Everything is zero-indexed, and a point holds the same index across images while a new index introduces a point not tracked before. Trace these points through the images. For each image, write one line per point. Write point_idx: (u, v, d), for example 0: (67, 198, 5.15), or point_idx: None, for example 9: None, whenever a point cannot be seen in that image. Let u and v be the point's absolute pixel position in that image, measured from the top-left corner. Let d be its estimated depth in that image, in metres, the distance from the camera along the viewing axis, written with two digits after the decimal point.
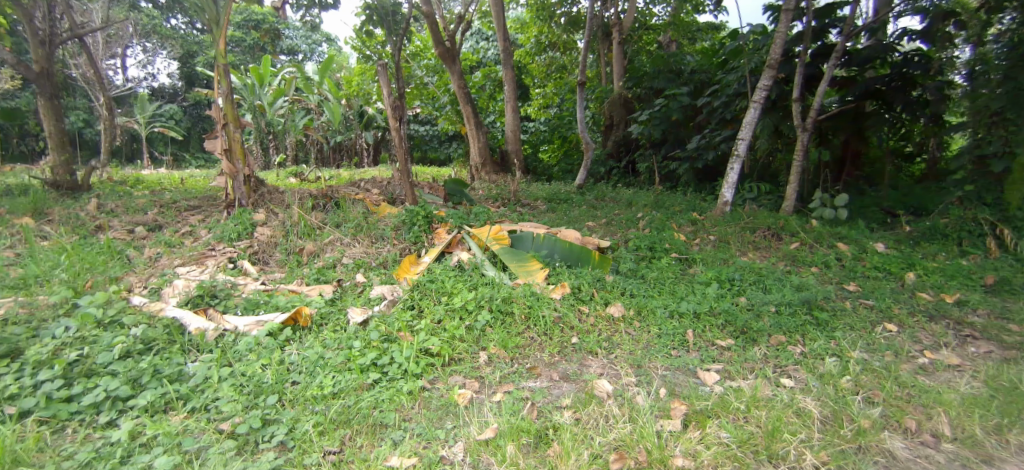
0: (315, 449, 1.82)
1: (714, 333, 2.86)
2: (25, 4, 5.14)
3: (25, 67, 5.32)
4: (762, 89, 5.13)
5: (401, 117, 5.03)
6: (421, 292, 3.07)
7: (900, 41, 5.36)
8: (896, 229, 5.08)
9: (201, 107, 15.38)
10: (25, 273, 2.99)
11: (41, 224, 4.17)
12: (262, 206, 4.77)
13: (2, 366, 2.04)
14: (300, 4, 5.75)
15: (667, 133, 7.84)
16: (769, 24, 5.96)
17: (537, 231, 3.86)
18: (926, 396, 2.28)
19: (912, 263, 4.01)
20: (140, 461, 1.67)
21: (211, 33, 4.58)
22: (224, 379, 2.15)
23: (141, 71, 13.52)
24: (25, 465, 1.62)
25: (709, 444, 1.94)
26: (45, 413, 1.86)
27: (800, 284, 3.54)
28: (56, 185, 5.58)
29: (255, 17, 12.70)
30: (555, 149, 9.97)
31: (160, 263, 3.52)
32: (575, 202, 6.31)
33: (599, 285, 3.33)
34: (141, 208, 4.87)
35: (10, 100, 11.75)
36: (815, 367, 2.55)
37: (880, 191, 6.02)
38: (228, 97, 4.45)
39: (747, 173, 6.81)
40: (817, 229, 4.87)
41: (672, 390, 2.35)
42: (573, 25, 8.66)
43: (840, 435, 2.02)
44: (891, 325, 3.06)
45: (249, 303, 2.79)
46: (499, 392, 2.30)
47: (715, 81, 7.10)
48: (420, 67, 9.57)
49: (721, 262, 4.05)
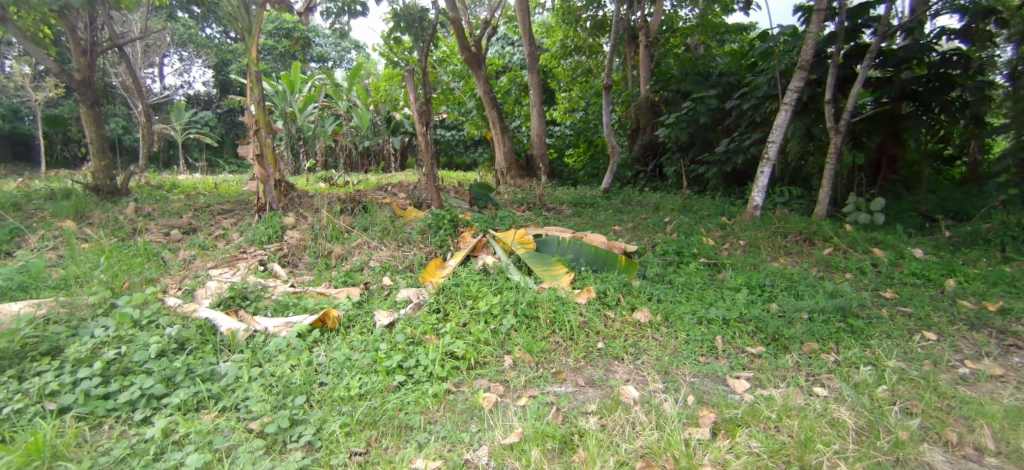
0: (341, 449, 1.83)
1: (744, 340, 2.78)
2: (70, 15, 5.39)
3: (69, 76, 5.56)
4: (793, 91, 4.98)
5: (428, 122, 5.04)
6: (447, 295, 3.08)
7: (938, 41, 5.11)
8: (935, 234, 4.86)
9: (234, 113, 15.88)
10: (66, 274, 3.10)
11: (82, 227, 4.34)
12: (292, 209, 4.87)
13: (44, 363, 2.12)
14: (330, 11, 5.86)
15: (694, 136, 7.70)
16: (800, 24, 5.79)
17: (562, 235, 3.83)
18: (970, 408, 2.16)
19: (952, 269, 3.82)
20: (172, 458, 1.70)
21: (244, 41, 4.70)
22: (255, 379, 2.19)
23: (178, 79, 14.02)
24: (64, 459, 1.67)
25: (739, 453, 1.87)
26: (83, 410, 1.91)
27: (835, 290, 3.42)
28: (97, 189, 5.81)
29: (286, 26, 13.00)
30: (580, 153, 9.93)
31: (194, 265, 3.62)
32: (601, 206, 6.24)
33: (625, 290, 3.26)
34: (177, 212, 5.03)
35: (55, 107, 12.31)
36: (850, 376, 2.44)
37: (919, 194, 5.76)
38: (260, 103, 4.55)
39: (778, 176, 6.64)
40: (851, 233, 4.70)
41: (700, 397, 2.28)
42: (599, 29, 8.64)
43: (877, 446, 1.92)
44: (930, 333, 2.92)
45: (278, 305, 2.85)
46: (524, 396, 2.27)
47: (744, 83, 6.93)
48: (446, 73, 9.64)
49: (751, 267, 3.95)
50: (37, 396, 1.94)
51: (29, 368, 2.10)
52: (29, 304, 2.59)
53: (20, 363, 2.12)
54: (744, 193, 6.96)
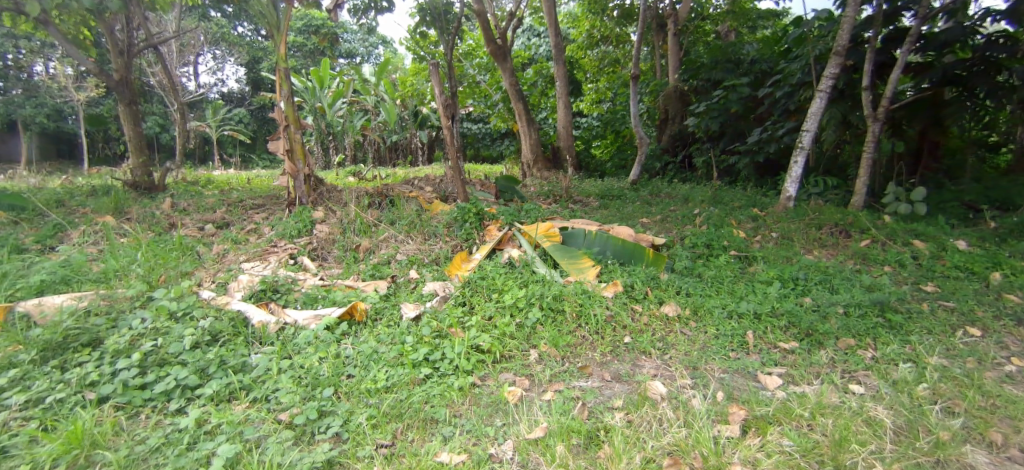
0: (368, 441, 1.85)
1: (776, 335, 2.68)
2: (107, 18, 5.56)
3: (107, 76, 5.77)
4: (828, 78, 4.77)
5: (453, 115, 5.03)
6: (472, 288, 3.08)
7: (982, 23, 4.77)
8: (981, 225, 4.60)
9: (265, 110, 16.26)
10: (105, 267, 3.22)
11: (120, 222, 4.50)
12: (321, 204, 4.96)
13: (85, 355, 2.21)
14: (357, 8, 5.90)
15: (725, 125, 7.46)
16: (836, 8, 5.53)
17: (589, 228, 3.77)
18: (1016, 408, 2.04)
19: (998, 262, 3.61)
20: (205, 448, 1.74)
21: (272, 38, 4.76)
22: (285, 370, 2.23)
23: (211, 78, 14.44)
24: (102, 448, 1.74)
25: (770, 452, 1.80)
26: (121, 399, 1.99)
27: (872, 284, 3.26)
28: (136, 185, 6.02)
29: (315, 23, 13.16)
30: (607, 144, 9.81)
31: (227, 259, 3.72)
32: (629, 198, 6.14)
33: (653, 283, 3.19)
34: (211, 207, 5.18)
35: (95, 106, 12.81)
36: (888, 373, 2.33)
37: (964, 182, 5.46)
38: (290, 99, 4.62)
39: (813, 166, 6.40)
40: (890, 225, 4.49)
41: (730, 394, 2.21)
42: (627, 17, 8.36)
43: (915, 447, 1.82)
44: (974, 329, 2.76)
45: (308, 298, 2.90)
46: (550, 390, 2.25)
47: (777, 70, 6.69)
48: (472, 66, 9.61)
49: (784, 260, 3.81)
50: (77, 386, 2.02)
51: (71, 359, 2.19)
52: (71, 297, 2.70)
53: (63, 354, 2.23)
54: (777, 184, 6.74)
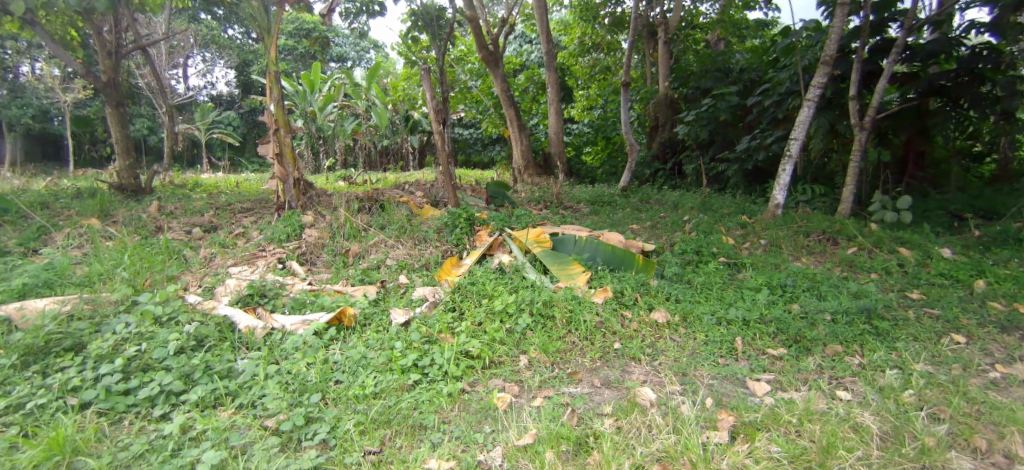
0: (355, 448, 1.82)
1: (765, 341, 2.71)
2: (95, 18, 5.50)
3: (94, 78, 5.71)
4: (816, 87, 4.84)
5: (444, 120, 5.04)
6: (462, 294, 3.08)
7: (968, 34, 4.91)
8: (965, 233, 4.68)
9: (255, 113, 16.15)
10: (90, 271, 3.16)
11: (106, 225, 4.43)
12: (310, 208, 4.91)
13: (67, 359, 2.17)
14: (350, 12, 5.90)
15: (715, 133, 7.55)
16: (824, 19, 5.66)
17: (579, 234, 3.78)
18: (1000, 414, 2.06)
19: (982, 269, 3.67)
20: (189, 455, 1.72)
21: (263, 41, 4.75)
22: (271, 376, 2.21)
23: (201, 80, 14.33)
24: (84, 455, 1.70)
25: (758, 458, 1.81)
26: (104, 405, 1.95)
27: (859, 291, 3.30)
28: (122, 188, 5.93)
29: (307, 26, 13.14)
30: (597, 150, 9.89)
31: (215, 263, 3.69)
32: (619, 204, 6.18)
33: (642, 289, 3.21)
34: (199, 211, 5.13)
35: (82, 107, 12.64)
36: (875, 380, 2.36)
37: (948, 191, 5.55)
38: (280, 102, 4.58)
39: (801, 174, 6.49)
40: (877, 232, 4.56)
41: (718, 400, 2.22)
42: (618, 25, 8.49)
43: (902, 453, 1.84)
44: (959, 336, 2.80)
45: (295, 303, 2.87)
46: (539, 397, 2.25)
47: (765, 79, 6.79)
48: (463, 72, 9.62)
49: (772, 267, 3.85)
50: (59, 391, 1.99)
51: (53, 364, 2.15)
52: (53, 301, 2.65)
53: (45, 359, 2.19)
54: (765, 191, 6.81)
